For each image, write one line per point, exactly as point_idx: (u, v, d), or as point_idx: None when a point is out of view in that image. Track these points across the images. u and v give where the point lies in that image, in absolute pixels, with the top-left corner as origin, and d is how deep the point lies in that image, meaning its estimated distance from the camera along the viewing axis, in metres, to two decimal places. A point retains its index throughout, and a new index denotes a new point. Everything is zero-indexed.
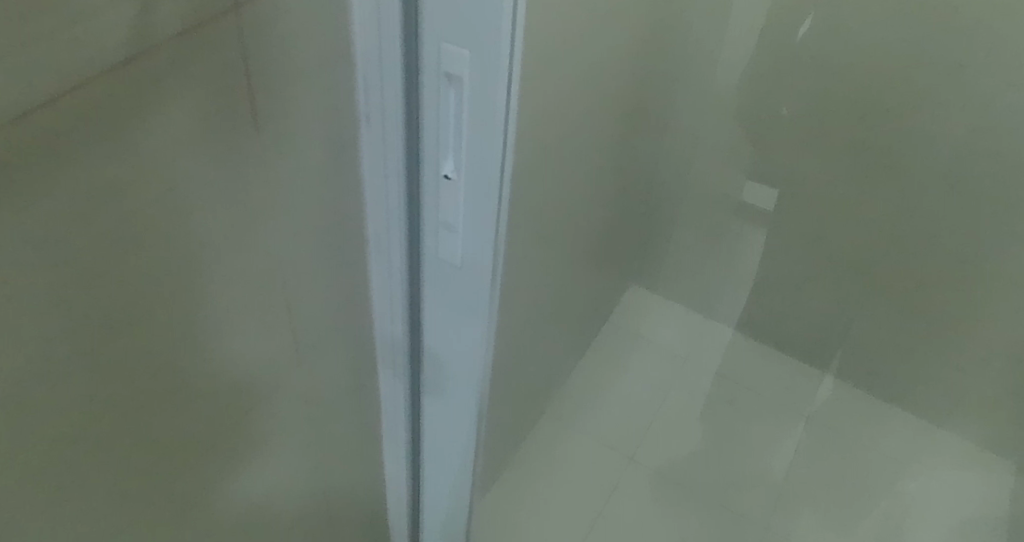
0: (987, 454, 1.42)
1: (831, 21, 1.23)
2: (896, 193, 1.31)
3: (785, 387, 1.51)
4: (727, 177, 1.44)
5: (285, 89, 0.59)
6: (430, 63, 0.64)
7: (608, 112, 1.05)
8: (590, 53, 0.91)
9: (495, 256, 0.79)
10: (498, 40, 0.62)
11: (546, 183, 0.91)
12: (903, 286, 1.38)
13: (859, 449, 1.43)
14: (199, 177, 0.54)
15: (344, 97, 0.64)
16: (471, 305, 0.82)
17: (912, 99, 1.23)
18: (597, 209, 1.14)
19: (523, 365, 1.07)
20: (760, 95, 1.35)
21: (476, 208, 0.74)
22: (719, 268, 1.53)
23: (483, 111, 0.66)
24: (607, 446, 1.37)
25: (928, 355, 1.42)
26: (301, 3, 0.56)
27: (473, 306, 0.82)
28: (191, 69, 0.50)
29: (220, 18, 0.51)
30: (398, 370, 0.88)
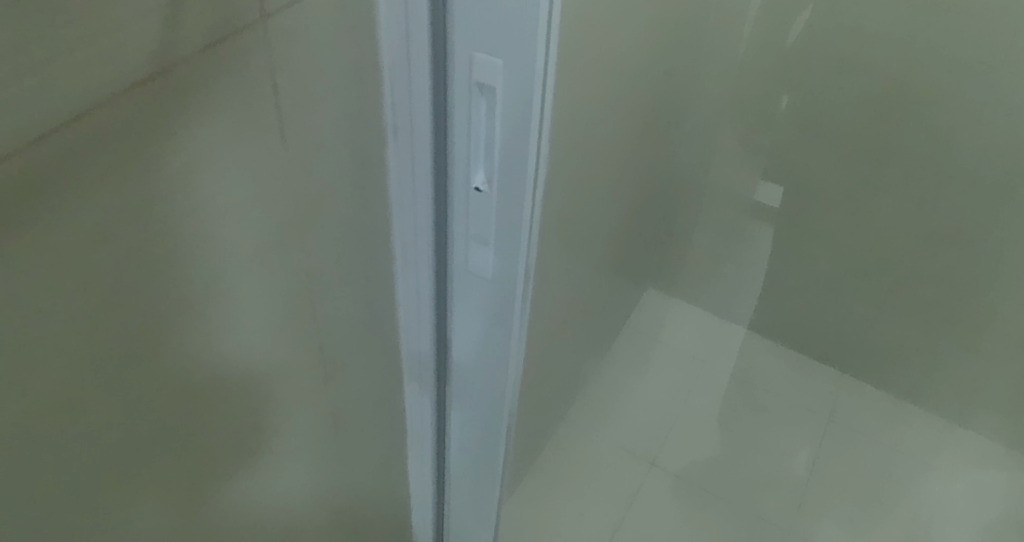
0: (1010, 453, 1.40)
1: (851, 17, 1.20)
2: (916, 192, 1.28)
3: (805, 388, 1.49)
4: (743, 176, 1.41)
5: (310, 100, 0.56)
6: (461, 73, 0.63)
7: (624, 115, 1.02)
8: (608, 55, 0.89)
9: (527, 269, 0.78)
10: (533, 50, 0.60)
11: (565, 190, 0.89)
12: (923, 286, 1.36)
13: (882, 449, 1.41)
14: (223, 194, 0.52)
15: (370, 107, 0.63)
16: (501, 318, 0.81)
17: (934, 96, 1.20)
18: (615, 213, 1.12)
19: (544, 373, 1.06)
20: (777, 93, 1.31)
21: (508, 221, 0.72)
22: (736, 269, 1.50)
23: (517, 124, 0.65)
24: (628, 452, 1.35)
25: (948, 355, 1.40)
26: (325, 13, 0.54)
27: (503, 319, 0.81)
28: (219, 82, 0.49)
29: (247, 29, 0.49)
30: (425, 384, 0.86)
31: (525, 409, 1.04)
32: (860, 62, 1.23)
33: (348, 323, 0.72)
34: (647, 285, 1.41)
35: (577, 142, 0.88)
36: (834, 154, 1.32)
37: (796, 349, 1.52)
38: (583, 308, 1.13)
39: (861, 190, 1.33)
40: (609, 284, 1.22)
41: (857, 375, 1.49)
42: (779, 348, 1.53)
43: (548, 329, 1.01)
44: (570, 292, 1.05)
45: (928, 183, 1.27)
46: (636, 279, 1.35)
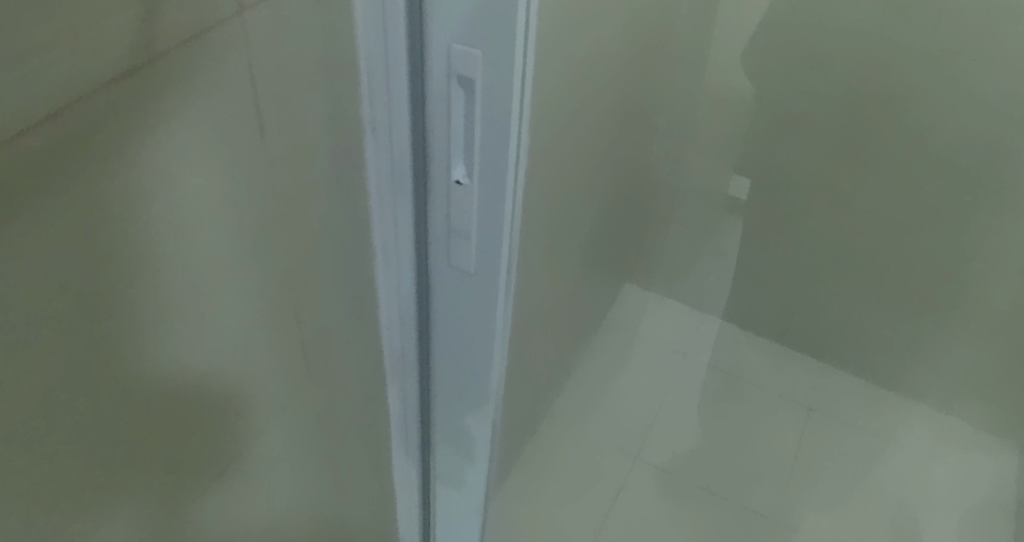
0: (989, 435, 1.42)
1: (822, 12, 1.22)
2: (887, 181, 1.30)
3: (784, 378, 1.50)
4: (718, 171, 1.42)
5: (288, 96, 0.56)
6: (439, 66, 0.63)
7: (598, 109, 1.02)
8: (581, 49, 0.89)
9: (509, 260, 0.78)
10: (512, 38, 0.61)
11: (543, 185, 0.89)
12: (897, 274, 1.38)
13: (862, 435, 1.43)
14: (204, 191, 0.52)
15: (349, 104, 0.62)
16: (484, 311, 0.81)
17: (905, 87, 1.22)
18: (591, 209, 1.13)
19: (527, 366, 1.05)
20: (750, 86, 1.32)
21: (490, 213, 0.72)
22: (713, 263, 1.51)
23: (497, 113, 0.66)
24: (612, 447, 1.35)
25: (924, 341, 1.41)
26: (304, 8, 0.54)
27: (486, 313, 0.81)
28: (198, 78, 0.48)
29: (225, 24, 0.49)
30: (408, 379, 0.87)
31: (508, 405, 1.03)
32: (830, 55, 1.25)
33: (329, 323, 0.71)
34: (626, 280, 1.41)
35: (553, 137, 0.88)
36: (806, 147, 1.33)
37: (775, 340, 1.53)
38: (563, 304, 1.13)
39: (834, 182, 1.34)
40: (587, 279, 1.22)
41: (833, 362, 1.51)
42: (759, 341, 1.53)
43: (529, 325, 1.00)
44: (549, 287, 1.04)
45: (900, 173, 1.29)
46: (615, 275, 1.35)
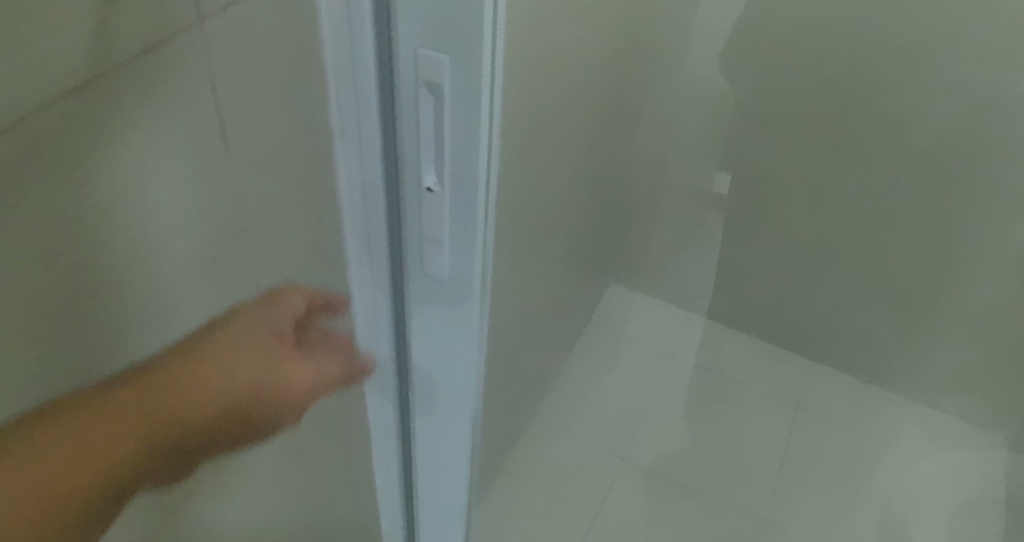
0: (976, 428, 1.42)
1: (801, 9, 1.21)
2: (869, 178, 1.30)
3: (770, 376, 1.49)
4: (700, 170, 1.41)
5: (252, 106, 0.55)
6: (406, 71, 0.61)
7: (575, 111, 1.01)
8: (557, 51, 0.88)
9: (483, 266, 0.77)
10: (479, 40, 0.60)
11: (520, 189, 0.88)
12: (882, 270, 1.37)
13: (849, 432, 1.42)
14: (168, 204, 0.51)
15: (317, 111, 0.61)
16: (459, 317, 0.80)
17: (885, 83, 1.22)
18: (572, 211, 1.12)
19: (508, 371, 1.05)
20: (730, 85, 1.32)
21: (461, 218, 0.71)
22: (698, 263, 1.50)
23: (466, 117, 0.65)
24: (597, 448, 1.33)
25: (909, 337, 1.41)
26: (268, 16, 0.53)
27: (461, 318, 0.80)
28: (157, 89, 0.47)
29: (184, 33, 0.48)
30: (387, 390, 0.85)
31: (490, 411, 1.02)
32: (809, 52, 1.24)
33: None
34: (608, 281, 1.42)
35: (530, 139, 0.87)
36: (789, 145, 1.33)
37: (759, 337, 1.52)
38: (544, 307, 1.13)
39: (818, 179, 1.34)
40: (569, 282, 1.21)
41: (818, 358, 1.50)
42: (745, 339, 1.53)
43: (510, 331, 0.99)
44: (529, 292, 1.03)
45: (884, 169, 1.28)
46: (597, 277, 1.35)
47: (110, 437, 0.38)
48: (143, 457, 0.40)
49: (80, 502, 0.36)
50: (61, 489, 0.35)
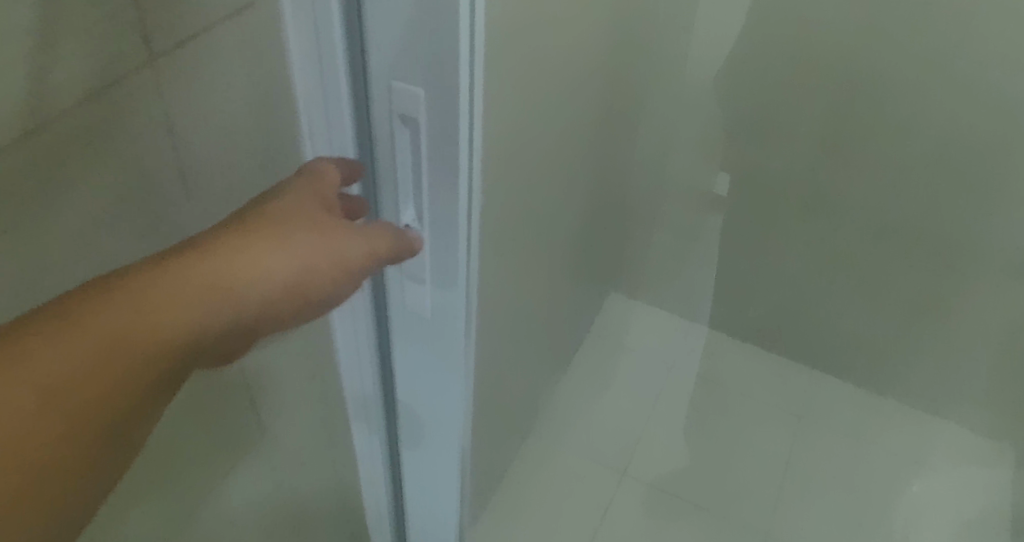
0: (989, 443, 1.34)
1: (812, 5, 1.10)
2: (885, 190, 1.20)
3: (773, 387, 1.42)
4: (699, 175, 1.32)
5: (213, 145, 0.54)
6: (380, 104, 0.57)
7: (566, 127, 0.90)
8: (556, 64, 0.79)
9: (470, 305, 0.71)
10: (452, 78, 0.54)
11: (503, 228, 0.78)
12: (897, 283, 1.28)
13: (858, 443, 1.35)
14: (124, 242, 0.51)
15: (286, 143, 0.60)
16: (442, 358, 0.74)
17: (897, 86, 1.11)
18: (568, 225, 1.05)
19: (501, 394, 1.00)
20: (732, 88, 1.21)
21: (443, 258, 0.66)
22: (699, 271, 1.43)
23: (443, 156, 0.59)
24: (595, 461, 1.29)
25: (921, 351, 1.33)
26: (230, 53, 0.51)
27: (444, 360, 0.74)
28: (106, 135, 0.46)
29: (132, 76, 0.46)
30: (373, 423, 0.82)
31: (475, 443, 0.97)
32: (820, 55, 1.13)
33: (281, 373, 0.67)
34: (607, 290, 1.37)
35: (523, 162, 0.78)
36: (794, 152, 1.23)
37: (763, 346, 1.45)
38: (536, 326, 1.06)
39: (822, 190, 1.24)
40: (561, 300, 1.14)
41: (824, 369, 1.43)
42: (750, 350, 1.46)
43: (496, 365, 0.92)
44: (515, 324, 0.95)
45: (894, 180, 1.18)
46: (592, 289, 1.29)
47: (151, 318, 0.35)
48: (193, 340, 0.38)
49: (121, 390, 0.35)
50: (97, 375, 0.34)
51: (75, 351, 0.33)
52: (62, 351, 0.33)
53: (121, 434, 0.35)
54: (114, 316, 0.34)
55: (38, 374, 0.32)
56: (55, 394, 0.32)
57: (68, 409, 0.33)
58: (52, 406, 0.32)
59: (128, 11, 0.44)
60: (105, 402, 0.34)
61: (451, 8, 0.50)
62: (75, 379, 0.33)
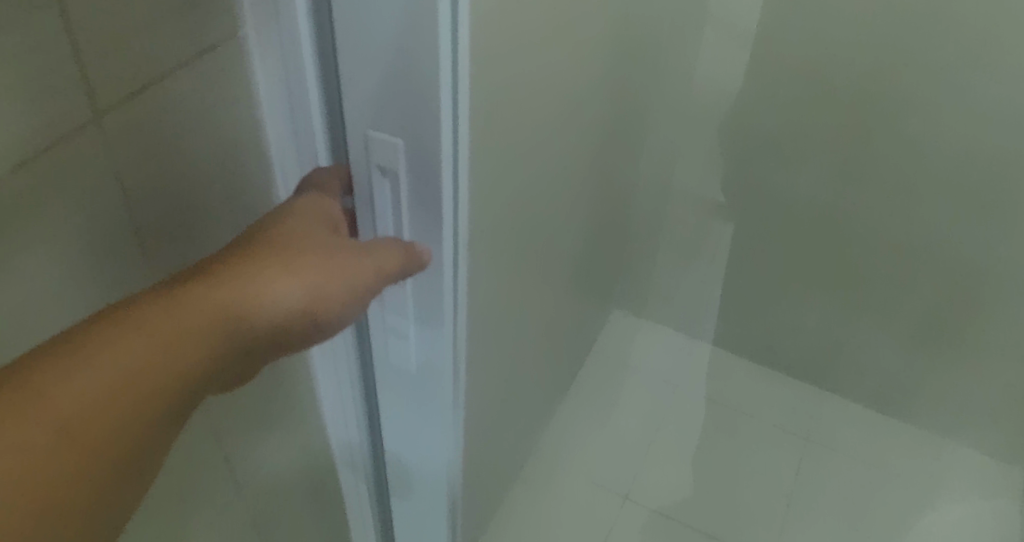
0: (1003, 470, 1.30)
1: (828, 12, 1.04)
2: (900, 212, 1.14)
3: (781, 408, 1.38)
4: (705, 192, 1.26)
5: (178, 199, 0.50)
6: (357, 155, 0.53)
7: (566, 155, 0.84)
8: (554, 99, 0.74)
9: (458, 359, 0.68)
10: (434, 129, 0.49)
11: (495, 272, 0.72)
12: (910, 307, 1.22)
13: (868, 468, 1.30)
14: (75, 313, 0.46)
15: (257, 191, 0.56)
16: (428, 411, 0.70)
17: (916, 99, 1.05)
18: (568, 255, 1.00)
19: (498, 432, 0.96)
20: (740, 104, 1.16)
21: (428, 315, 0.62)
22: (706, 286, 1.38)
23: (424, 208, 0.54)
24: (596, 485, 1.25)
25: (935, 377, 1.27)
26: (191, 100, 0.47)
27: (430, 414, 0.70)
28: (52, 199, 0.42)
29: (77, 133, 0.41)
30: (360, 469, 0.79)
31: (469, 487, 0.93)
32: (833, 70, 1.07)
33: (256, 425, 0.64)
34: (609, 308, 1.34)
35: (519, 203, 0.74)
36: (806, 165, 1.17)
37: (770, 366, 1.41)
38: (535, 358, 1.02)
39: (833, 210, 1.19)
40: (560, 324, 1.09)
41: (834, 390, 1.38)
42: (757, 371, 1.42)
43: (488, 407, 0.87)
44: (508, 362, 0.90)
45: (910, 198, 1.13)
46: (594, 310, 1.25)
47: (168, 344, 0.39)
48: (208, 360, 0.41)
49: (142, 409, 0.38)
50: (117, 399, 0.37)
51: (99, 378, 0.37)
52: (86, 378, 0.36)
53: (144, 447, 0.39)
54: (133, 343, 0.38)
55: (65, 400, 0.35)
56: (81, 419, 0.36)
57: (92, 431, 0.36)
58: (76, 430, 0.36)
59: (68, 64, 0.39)
60: (128, 420, 0.38)
61: (429, 54, 0.46)
62: (96, 403, 0.36)
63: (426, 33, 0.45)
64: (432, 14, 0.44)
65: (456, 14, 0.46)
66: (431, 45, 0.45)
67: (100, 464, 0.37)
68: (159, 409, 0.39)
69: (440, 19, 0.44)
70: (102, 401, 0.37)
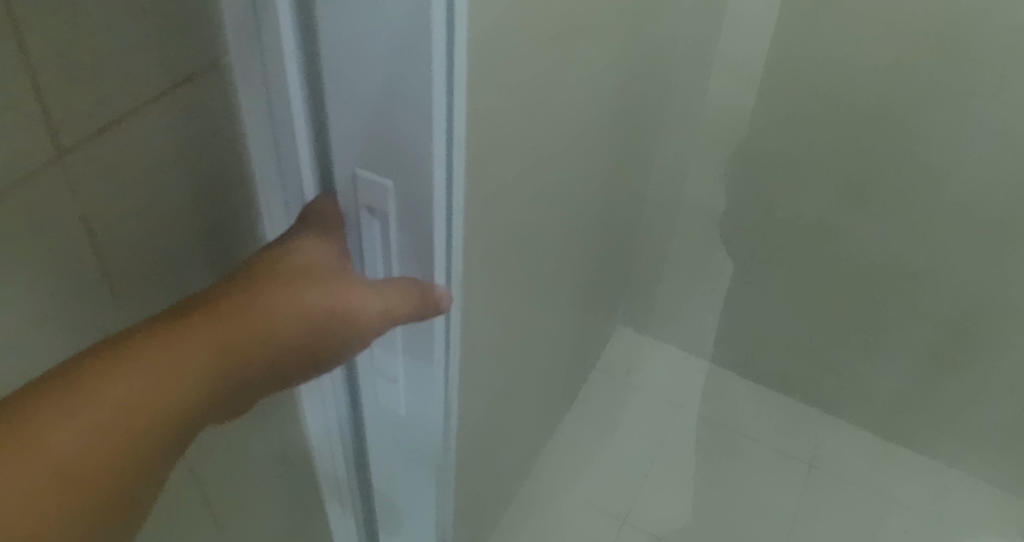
0: (1011, 502, 1.26)
1: (845, 31, 0.99)
2: (913, 238, 1.10)
3: (784, 431, 1.34)
4: (712, 211, 1.23)
5: (152, 237, 0.46)
6: (345, 192, 0.50)
7: (567, 180, 0.80)
8: (555, 127, 0.70)
9: (447, 401, 0.65)
10: (426, 170, 0.46)
11: (489, 307, 0.69)
12: (920, 334, 1.19)
13: (872, 496, 1.27)
14: (28, 360, 0.43)
15: (239, 225, 0.52)
16: (418, 450, 0.68)
17: (935, 124, 1.01)
18: (569, 280, 0.97)
19: (491, 461, 0.93)
20: (751, 123, 1.11)
21: (416, 361, 0.60)
22: (711, 306, 1.34)
23: (414, 247, 0.52)
24: (594, 506, 1.22)
25: (943, 406, 1.24)
26: (167, 133, 0.44)
27: (420, 452, 0.68)
28: (8, 247, 0.38)
29: (39, 175, 0.38)
30: (347, 503, 0.77)
31: (460, 518, 0.90)
32: (849, 92, 1.03)
33: (236, 466, 0.62)
34: (609, 326, 1.31)
35: (516, 237, 0.71)
36: (818, 187, 1.12)
37: (773, 389, 1.38)
38: (532, 384, 0.99)
39: (844, 234, 1.15)
40: (559, 347, 1.06)
41: (838, 415, 1.35)
42: (760, 393, 1.38)
43: (481, 439, 0.84)
44: (503, 393, 0.87)
45: (925, 225, 1.09)
46: (595, 330, 1.22)
47: (167, 382, 0.38)
48: (208, 391, 0.40)
49: (139, 445, 0.37)
50: (110, 436, 0.36)
51: (96, 416, 0.36)
52: (78, 420, 0.35)
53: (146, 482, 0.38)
54: (124, 379, 0.37)
55: (61, 442, 0.34)
56: (76, 458, 0.35)
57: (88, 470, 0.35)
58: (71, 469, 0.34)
59: (30, 106, 0.36)
60: (124, 458, 0.37)
61: (423, 94, 0.42)
62: (89, 441, 0.35)
63: (420, 71, 0.42)
64: (425, 52, 0.41)
65: (452, 53, 0.42)
66: (424, 85, 0.42)
67: (101, 503, 0.36)
68: (153, 448, 0.38)
69: (435, 57, 0.41)
70: (99, 439, 0.36)
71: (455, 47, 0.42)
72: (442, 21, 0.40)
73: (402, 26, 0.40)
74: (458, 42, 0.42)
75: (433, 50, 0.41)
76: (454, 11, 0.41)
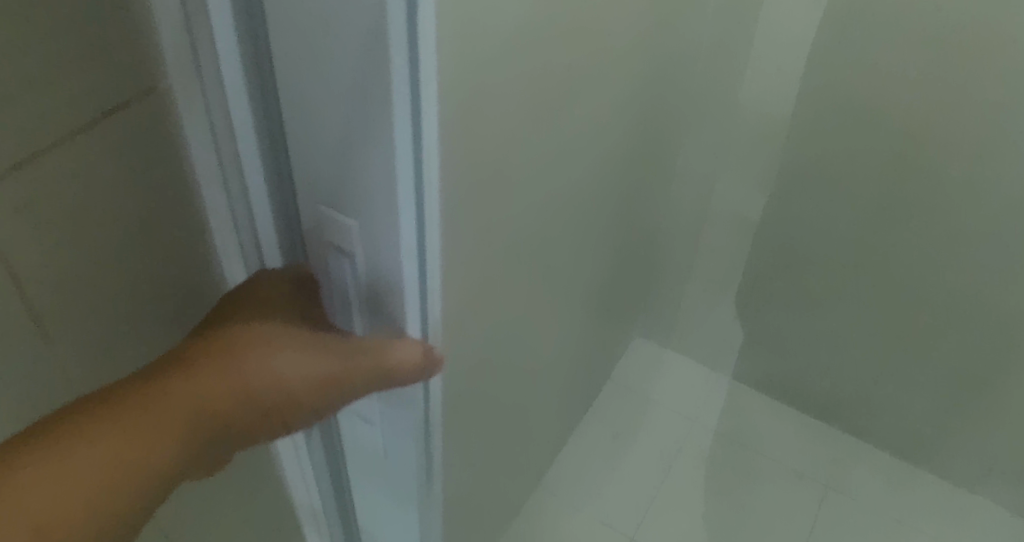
0: None
1: (890, 35, 0.91)
2: (949, 256, 1.02)
3: (805, 452, 1.28)
4: (737, 224, 1.16)
5: (91, 272, 0.41)
6: (309, 227, 0.44)
7: (576, 202, 0.75)
8: (561, 150, 0.64)
9: (431, 444, 0.60)
10: (391, 214, 0.41)
11: (481, 344, 0.64)
12: (954, 358, 1.11)
13: (894, 522, 1.20)
14: None
15: (197, 260, 0.48)
16: (401, 494, 0.62)
17: (987, 137, 0.92)
18: (581, 300, 0.91)
19: (490, 487, 0.88)
20: (782, 133, 1.04)
21: (392, 405, 0.55)
22: (734, 319, 1.27)
23: (379, 298, 0.46)
24: (602, 522, 1.17)
25: (975, 433, 1.16)
26: (103, 161, 0.39)
27: (400, 495, 0.63)
28: None
29: None
30: (330, 535, 0.73)
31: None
32: (887, 100, 0.95)
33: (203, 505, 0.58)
34: (624, 338, 1.25)
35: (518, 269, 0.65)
36: (853, 202, 1.05)
37: (796, 408, 1.31)
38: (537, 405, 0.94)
39: (873, 250, 1.07)
40: (568, 367, 1.00)
41: (863, 438, 1.28)
42: (781, 412, 1.32)
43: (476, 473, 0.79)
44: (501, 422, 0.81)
45: (969, 244, 1.00)
46: (608, 343, 1.16)
47: (141, 439, 0.38)
48: (184, 448, 0.40)
49: (114, 503, 0.37)
50: (83, 499, 0.36)
51: (73, 469, 0.36)
52: (49, 484, 0.35)
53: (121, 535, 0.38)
54: (94, 442, 0.37)
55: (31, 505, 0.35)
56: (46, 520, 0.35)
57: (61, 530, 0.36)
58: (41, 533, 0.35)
59: None
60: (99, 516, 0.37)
61: (386, 125, 0.37)
62: (63, 503, 0.36)
63: (380, 99, 0.36)
64: (385, 78, 0.35)
65: (418, 90, 0.36)
66: (386, 119, 0.37)
67: None
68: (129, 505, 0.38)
69: (395, 88, 0.35)
70: (77, 493, 0.36)
71: (422, 82, 0.36)
72: (402, 51, 0.34)
73: (364, 49, 0.34)
74: (426, 78, 0.36)
75: (394, 83, 0.35)
76: (419, 41, 0.34)
